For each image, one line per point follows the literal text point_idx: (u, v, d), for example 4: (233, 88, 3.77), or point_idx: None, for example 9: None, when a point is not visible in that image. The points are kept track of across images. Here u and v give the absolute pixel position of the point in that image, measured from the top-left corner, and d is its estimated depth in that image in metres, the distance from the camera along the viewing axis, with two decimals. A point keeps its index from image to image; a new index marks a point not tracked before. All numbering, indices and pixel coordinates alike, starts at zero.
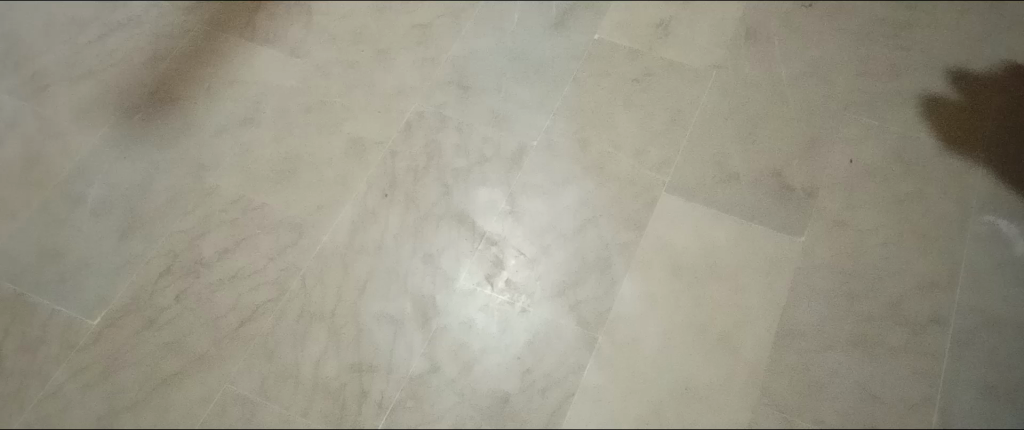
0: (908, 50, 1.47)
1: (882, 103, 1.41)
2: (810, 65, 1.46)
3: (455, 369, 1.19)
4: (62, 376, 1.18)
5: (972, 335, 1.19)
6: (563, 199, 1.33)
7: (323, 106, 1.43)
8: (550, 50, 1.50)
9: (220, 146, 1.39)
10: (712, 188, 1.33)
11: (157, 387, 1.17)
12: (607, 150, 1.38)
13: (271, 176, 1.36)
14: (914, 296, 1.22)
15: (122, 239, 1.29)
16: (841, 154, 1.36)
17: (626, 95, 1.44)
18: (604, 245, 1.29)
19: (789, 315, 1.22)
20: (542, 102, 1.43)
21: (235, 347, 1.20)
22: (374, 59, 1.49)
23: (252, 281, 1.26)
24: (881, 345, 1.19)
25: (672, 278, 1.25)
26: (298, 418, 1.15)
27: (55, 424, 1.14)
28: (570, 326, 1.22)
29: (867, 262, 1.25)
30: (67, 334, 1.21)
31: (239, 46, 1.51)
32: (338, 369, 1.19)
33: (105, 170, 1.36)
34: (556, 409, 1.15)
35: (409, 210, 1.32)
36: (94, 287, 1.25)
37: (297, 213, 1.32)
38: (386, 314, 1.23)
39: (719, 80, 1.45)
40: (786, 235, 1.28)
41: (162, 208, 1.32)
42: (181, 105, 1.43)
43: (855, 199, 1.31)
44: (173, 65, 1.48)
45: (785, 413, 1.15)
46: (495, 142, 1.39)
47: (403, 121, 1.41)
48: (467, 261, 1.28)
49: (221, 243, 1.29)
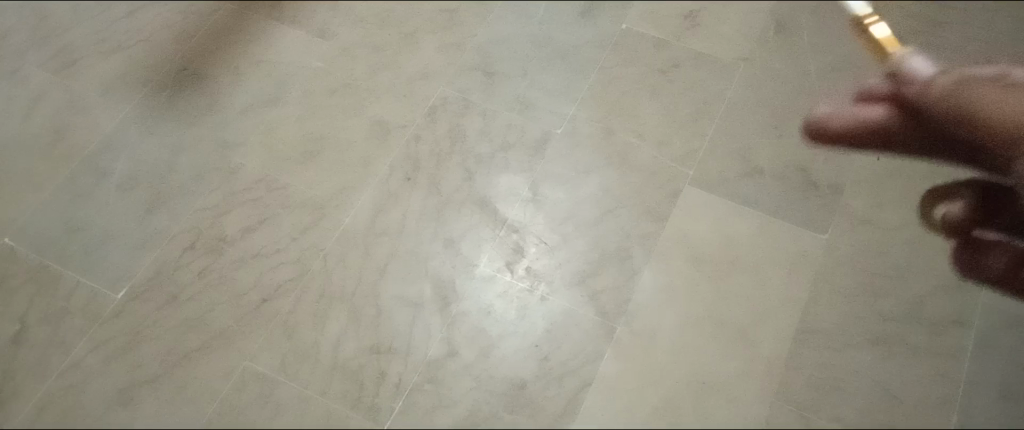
0: (939, 47, 1.45)
1: (866, 133, 1.35)
2: (839, 60, 1.45)
3: (472, 354, 1.19)
4: (85, 347, 1.19)
5: (997, 337, 1.17)
6: (585, 188, 1.33)
7: (348, 88, 1.44)
8: (577, 38, 1.49)
9: (246, 125, 1.40)
10: (735, 182, 1.32)
11: (178, 362, 1.18)
12: (630, 140, 1.37)
13: (296, 157, 1.37)
14: (938, 296, 1.20)
15: (147, 215, 1.31)
16: (868, 150, 1.34)
17: (651, 85, 1.43)
18: (624, 236, 1.28)
19: (810, 311, 1.21)
20: (566, 90, 1.43)
21: (256, 325, 1.22)
22: (400, 43, 1.50)
23: (273, 260, 1.27)
24: (903, 344, 1.17)
25: (692, 270, 1.25)
26: (315, 396, 1.16)
27: (77, 395, 1.16)
28: (588, 316, 1.21)
29: (891, 260, 1.24)
30: (91, 307, 1.23)
31: (266, 27, 1.52)
32: (356, 351, 1.19)
33: (132, 146, 1.38)
34: (572, 398, 1.15)
35: (431, 193, 1.32)
36: (119, 261, 1.27)
37: (320, 193, 1.33)
38: (404, 297, 1.24)
39: (745, 74, 1.44)
40: (809, 231, 1.27)
41: (187, 185, 1.34)
42: (207, 83, 1.45)
43: (882, 197, 1.30)
44: (200, 45, 1.50)
45: (802, 410, 1.14)
46: (518, 129, 1.39)
47: (428, 106, 1.42)
48: (487, 247, 1.28)
49: (243, 222, 1.30)
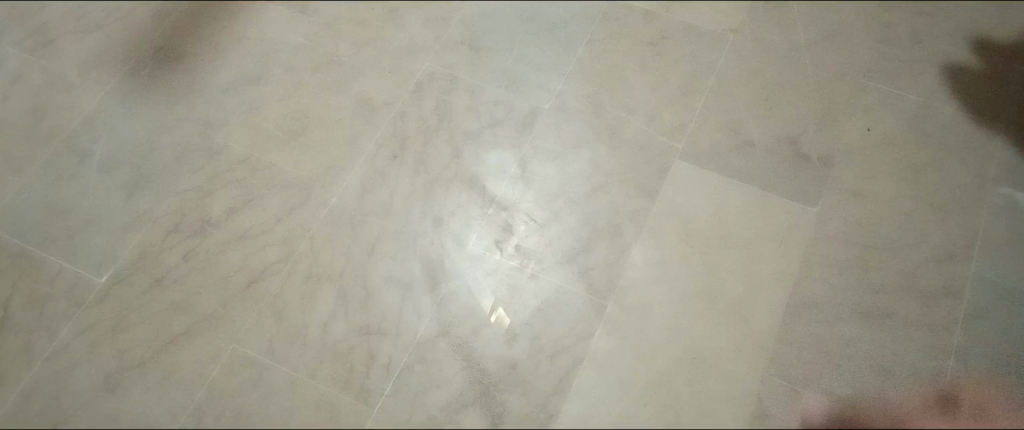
0: (930, 17, 1.44)
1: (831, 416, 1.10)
2: (829, 31, 1.44)
3: (463, 334, 1.18)
4: (70, 333, 1.17)
5: (989, 307, 1.17)
6: (575, 164, 1.31)
7: (333, 65, 1.42)
8: (565, 12, 1.48)
9: (229, 104, 1.38)
10: (727, 155, 1.31)
11: (165, 347, 1.17)
12: (620, 115, 1.36)
13: (280, 135, 1.35)
14: (930, 267, 1.20)
15: (130, 197, 1.29)
16: (858, 122, 1.33)
17: (640, 59, 1.42)
18: (615, 211, 1.26)
19: (800, 285, 1.20)
20: (555, 64, 1.41)
21: (243, 307, 1.20)
22: (386, 18, 1.48)
23: (260, 241, 1.25)
24: (895, 317, 1.16)
25: (684, 245, 1.23)
26: (305, 379, 1.14)
27: (63, 380, 1.14)
28: (579, 293, 1.20)
29: (883, 231, 1.23)
30: (75, 291, 1.21)
31: (246, 4, 1.50)
32: (346, 332, 1.18)
33: (113, 126, 1.35)
34: (564, 376, 1.14)
35: (419, 172, 1.31)
36: (102, 244, 1.24)
37: (308, 172, 1.31)
38: (394, 277, 1.22)
39: (735, 45, 1.43)
40: (800, 203, 1.26)
41: (170, 166, 1.32)
42: (186, 60, 1.43)
43: (873, 169, 1.29)
44: (180, 23, 1.48)
45: (794, 384, 1.12)
46: (507, 104, 1.37)
47: (414, 83, 1.40)
48: (476, 225, 1.26)
49: (228, 203, 1.28)
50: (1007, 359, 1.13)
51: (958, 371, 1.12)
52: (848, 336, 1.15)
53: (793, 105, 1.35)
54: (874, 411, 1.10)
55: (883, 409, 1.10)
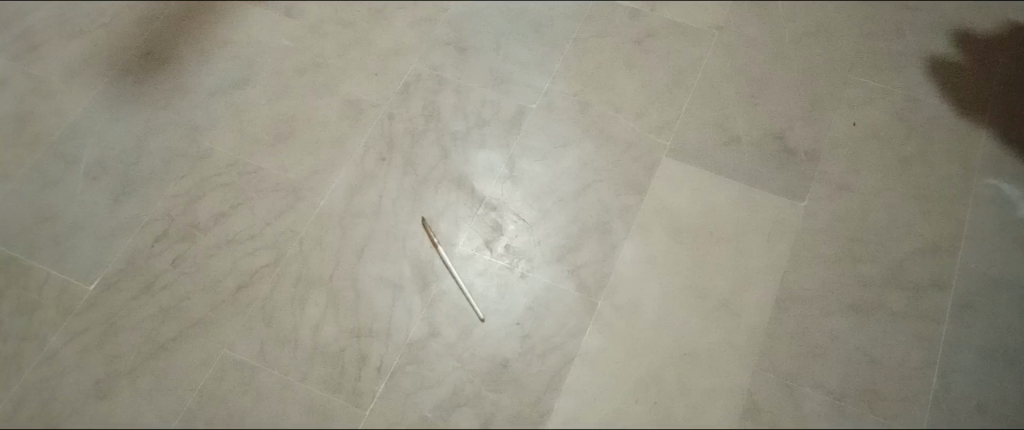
0: (913, 10, 1.45)
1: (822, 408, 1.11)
2: (814, 26, 1.44)
3: (454, 334, 1.18)
4: (59, 341, 1.17)
5: (976, 298, 1.18)
6: (563, 162, 1.31)
7: (319, 67, 1.42)
8: (551, 10, 1.48)
9: (216, 108, 1.37)
10: (715, 151, 1.31)
11: (156, 352, 1.16)
12: (607, 112, 1.36)
13: (268, 138, 1.34)
14: (917, 259, 1.21)
15: (118, 202, 1.28)
16: (844, 116, 1.34)
17: (626, 57, 1.42)
18: (604, 209, 1.27)
19: (789, 279, 1.20)
20: (541, 63, 1.41)
21: (233, 311, 1.20)
22: (372, 20, 1.48)
23: (249, 245, 1.25)
24: (883, 309, 1.17)
25: (673, 241, 1.24)
26: (297, 382, 1.14)
27: (53, 388, 1.14)
28: (569, 291, 1.20)
29: (870, 224, 1.24)
30: (64, 298, 1.20)
31: (232, 7, 1.49)
32: (337, 334, 1.18)
33: (99, 132, 1.35)
34: (556, 374, 1.14)
35: (408, 172, 1.31)
36: (91, 250, 1.24)
37: (296, 175, 1.31)
38: (384, 278, 1.22)
39: (720, 41, 1.43)
40: (787, 198, 1.27)
41: (157, 170, 1.31)
42: (172, 64, 1.42)
43: (859, 162, 1.30)
44: (165, 26, 1.47)
45: (785, 378, 1.13)
46: (494, 104, 1.37)
47: (401, 84, 1.40)
48: (466, 225, 1.26)
49: (217, 207, 1.28)
50: (995, 349, 1.14)
51: (947, 362, 1.13)
52: (837, 328, 1.16)
53: (778, 100, 1.36)
54: (864, 402, 1.11)
55: (873, 399, 1.11)
